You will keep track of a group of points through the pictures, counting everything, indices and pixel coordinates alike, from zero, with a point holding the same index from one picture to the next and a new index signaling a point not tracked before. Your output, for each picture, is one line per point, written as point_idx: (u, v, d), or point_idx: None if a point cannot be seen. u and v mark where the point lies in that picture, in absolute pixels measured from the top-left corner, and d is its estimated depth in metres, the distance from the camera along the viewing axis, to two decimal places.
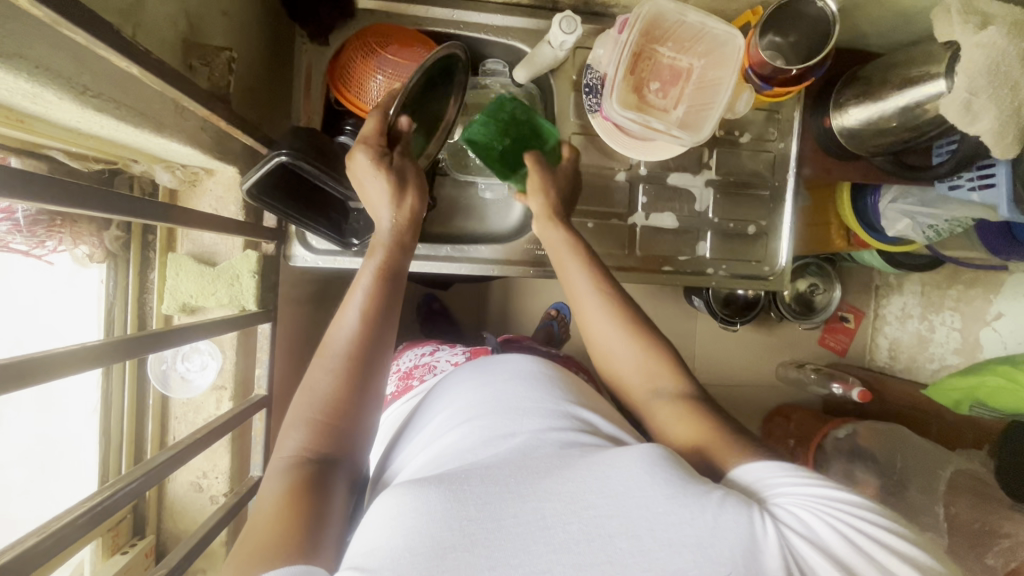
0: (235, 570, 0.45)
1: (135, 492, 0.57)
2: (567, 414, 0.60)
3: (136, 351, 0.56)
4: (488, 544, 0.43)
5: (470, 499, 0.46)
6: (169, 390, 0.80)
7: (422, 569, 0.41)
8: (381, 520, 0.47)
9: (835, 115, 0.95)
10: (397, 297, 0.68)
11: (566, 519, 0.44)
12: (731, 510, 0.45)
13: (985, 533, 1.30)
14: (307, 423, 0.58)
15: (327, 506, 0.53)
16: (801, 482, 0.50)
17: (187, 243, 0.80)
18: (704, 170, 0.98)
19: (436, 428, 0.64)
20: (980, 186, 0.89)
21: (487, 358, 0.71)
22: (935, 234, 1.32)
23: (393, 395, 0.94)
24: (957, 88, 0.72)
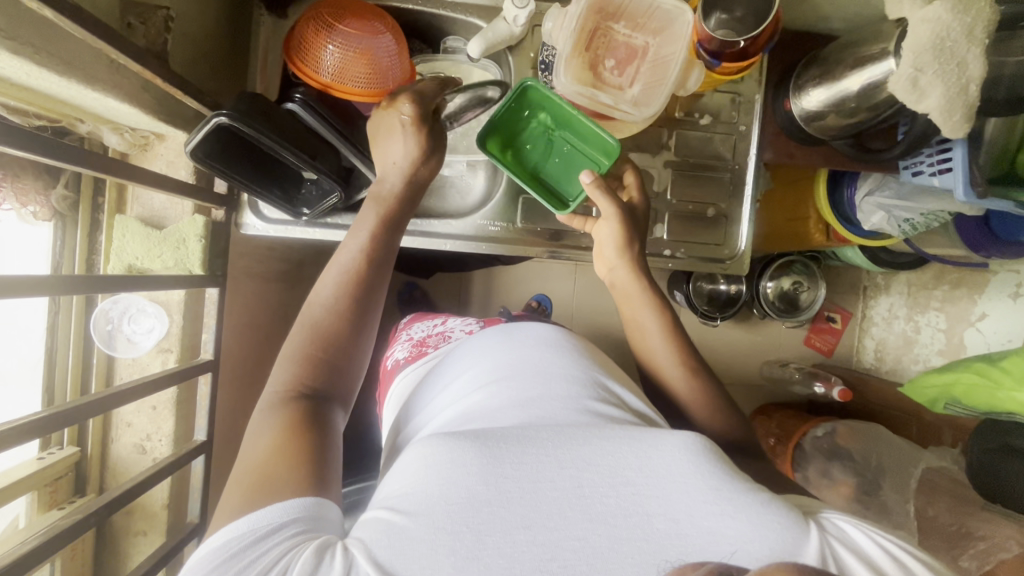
0: (242, 492, 0.54)
1: (51, 427, 0.60)
2: (598, 392, 0.69)
3: (87, 288, 0.60)
4: (524, 504, 0.53)
5: (506, 460, 0.55)
6: (114, 349, 0.80)
7: (464, 520, 0.51)
8: (418, 468, 0.56)
9: (794, 98, 0.94)
10: (388, 259, 0.77)
11: (604, 492, 0.55)
12: (774, 516, 0.54)
13: (962, 535, 1.26)
14: (301, 357, 0.68)
15: (321, 440, 0.61)
16: (858, 520, 0.60)
17: (137, 206, 0.81)
18: (663, 151, 0.97)
19: (465, 389, 0.73)
20: (940, 170, 0.89)
21: (514, 327, 0.80)
22: (911, 228, 1.31)
23: (406, 359, 1.06)
24: (903, 65, 0.72)
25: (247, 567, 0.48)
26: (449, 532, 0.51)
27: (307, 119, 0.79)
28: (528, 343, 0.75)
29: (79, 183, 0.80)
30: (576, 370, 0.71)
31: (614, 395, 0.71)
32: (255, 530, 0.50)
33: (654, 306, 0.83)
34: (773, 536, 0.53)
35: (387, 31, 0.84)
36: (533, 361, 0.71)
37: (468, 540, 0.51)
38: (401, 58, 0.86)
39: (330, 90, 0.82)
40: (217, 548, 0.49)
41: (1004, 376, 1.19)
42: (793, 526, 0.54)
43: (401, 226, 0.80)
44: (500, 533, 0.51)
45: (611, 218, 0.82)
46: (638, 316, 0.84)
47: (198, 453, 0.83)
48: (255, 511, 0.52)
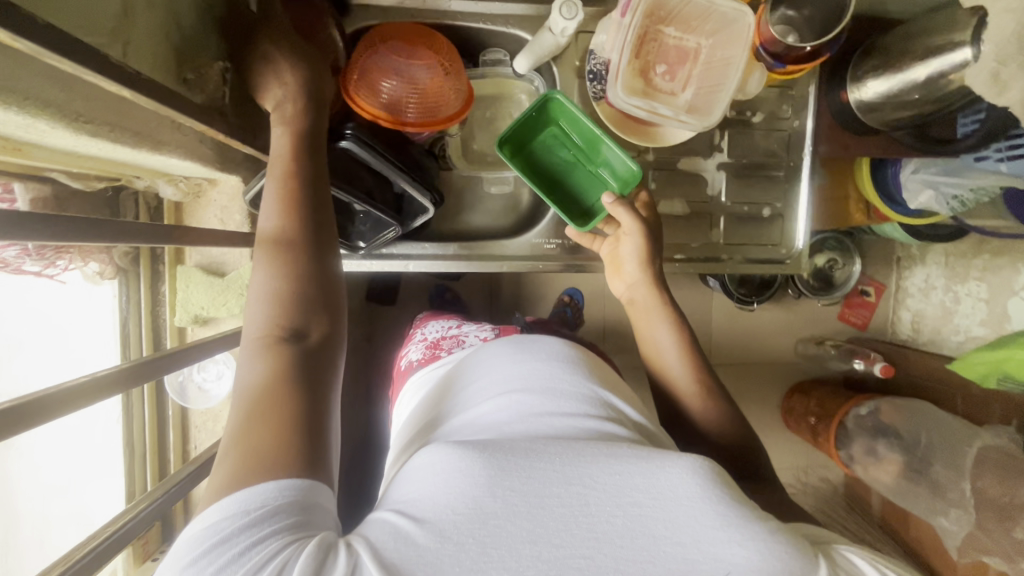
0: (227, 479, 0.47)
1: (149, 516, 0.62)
2: (595, 407, 0.65)
3: (152, 374, 0.58)
4: (530, 518, 0.47)
5: (513, 470, 0.49)
6: (186, 401, 0.82)
7: (467, 531, 0.46)
8: (424, 479, 0.51)
9: (852, 89, 0.91)
10: (320, 174, 0.64)
11: (610, 511, 0.48)
12: (779, 544, 0.47)
13: (1014, 507, 1.25)
14: (269, 300, 0.56)
15: (311, 407, 0.53)
16: (871, 552, 0.54)
17: (195, 254, 0.80)
18: (716, 154, 0.94)
19: (476, 400, 0.69)
20: (1008, 157, 0.85)
21: (527, 339, 0.76)
22: (960, 204, 1.27)
23: (420, 361, 1.05)
24: (985, 57, 0.69)
25: (232, 562, 0.43)
26: (453, 544, 0.45)
27: (362, 155, 0.78)
28: (538, 357, 0.72)
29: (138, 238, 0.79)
30: (582, 387, 0.68)
31: (619, 411, 0.67)
32: (240, 514, 0.44)
33: (668, 311, 0.81)
34: (786, 568, 0.47)
35: (440, 56, 0.82)
36: (542, 374, 0.68)
37: (471, 553, 0.45)
38: (455, 83, 0.84)
39: (384, 121, 0.80)
40: (202, 532, 0.44)
41: None
42: (805, 564, 0.48)
43: (320, 150, 0.65)
44: (504, 547, 0.45)
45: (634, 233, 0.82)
46: (646, 315, 0.82)
47: None
48: (237, 491, 0.46)
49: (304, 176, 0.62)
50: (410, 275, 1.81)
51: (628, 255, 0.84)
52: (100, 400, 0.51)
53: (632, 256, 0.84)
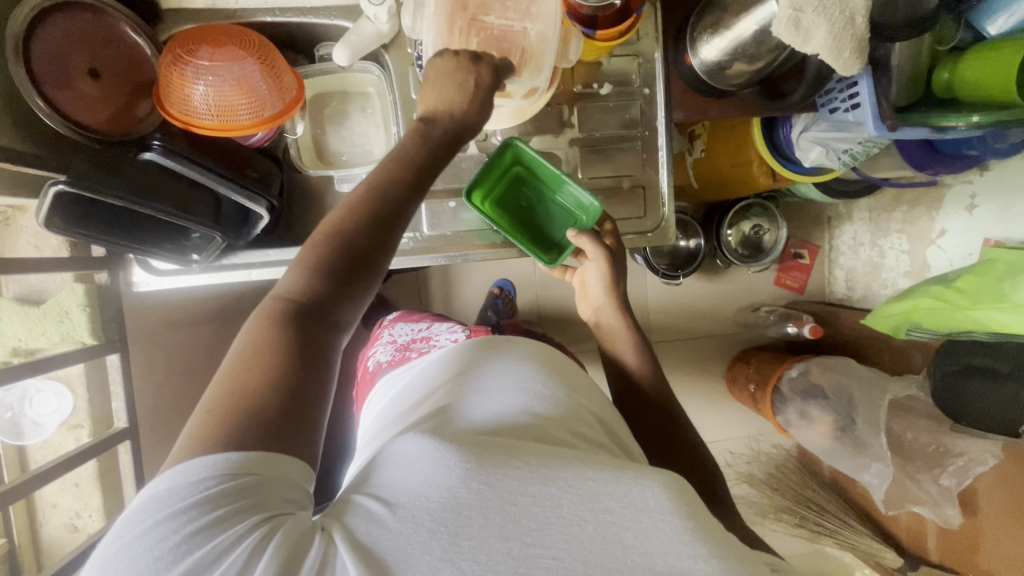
0: (204, 422, 0.46)
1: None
2: (563, 411, 0.64)
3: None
4: (502, 512, 0.47)
5: (488, 463, 0.49)
6: (20, 437, 0.78)
7: (441, 520, 0.46)
8: (402, 467, 0.51)
9: (692, 52, 0.88)
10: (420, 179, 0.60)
11: (582, 516, 0.47)
12: (745, 572, 0.47)
13: (941, 453, 1.31)
14: (307, 264, 0.54)
15: (292, 372, 0.49)
16: None
17: (15, 284, 0.78)
18: (567, 129, 0.92)
19: (448, 394, 0.68)
20: (852, 104, 0.84)
21: (499, 344, 0.75)
22: (851, 158, 1.27)
23: (389, 362, 1.01)
24: (783, 6, 0.67)
25: (192, 545, 0.41)
26: (425, 531, 0.45)
27: (171, 167, 0.74)
28: (510, 361, 0.70)
29: None
30: (554, 390, 0.67)
31: (585, 414, 0.67)
32: (208, 479, 0.43)
33: (633, 334, 0.85)
34: None
35: (253, 52, 0.78)
36: (518, 377, 0.67)
37: (442, 541, 0.45)
38: (279, 81, 0.80)
39: (217, 129, 0.78)
40: (161, 497, 0.43)
41: (959, 296, 1.19)
42: None
43: (422, 174, 0.60)
44: (475, 538, 0.45)
45: (596, 259, 0.86)
46: (614, 335, 0.86)
47: None
48: (204, 454, 0.44)
49: (398, 180, 0.58)
50: None
51: (595, 280, 0.88)
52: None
53: (597, 280, 0.87)
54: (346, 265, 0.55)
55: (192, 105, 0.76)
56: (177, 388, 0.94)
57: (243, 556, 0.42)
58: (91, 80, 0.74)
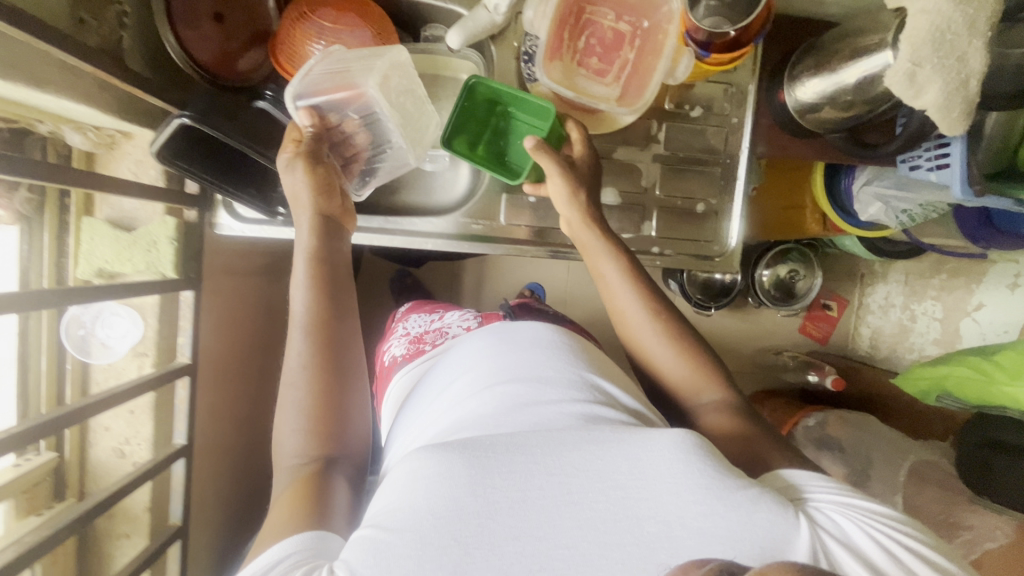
0: (260, 548, 0.57)
1: (43, 432, 0.62)
2: (580, 394, 0.67)
3: (46, 303, 0.59)
4: (511, 514, 0.53)
5: (494, 468, 0.54)
6: (87, 355, 0.78)
7: (449, 534, 0.51)
8: (407, 482, 0.55)
9: (788, 89, 0.90)
10: (342, 289, 0.74)
11: (594, 497, 0.54)
12: (761, 512, 0.54)
13: (948, 525, 1.26)
14: (303, 429, 0.67)
15: (323, 494, 0.62)
16: (842, 499, 0.60)
17: (106, 207, 0.78)
18: (652, 144, 0.94)
19: (460, 391, 0.71)
20: (938, 166, 0.86)
21: (511, 329, 0.77)
22: (909, 219, 1.27)
23: (403, 357, 0.98)
24: (901, 58, 0.68)
25: None
26: (434, 547, 0.50)
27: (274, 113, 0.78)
28: (523, 347, 0.73)
29: None
30: (567, 374, 0.69)
31: (609, 395, 0.69)
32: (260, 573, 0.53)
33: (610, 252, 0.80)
34: (757, 533, 0.53)
35: (375, 23, 0.81)
36: (529, 364, 0.70)
37: (454, 554, 0.50)
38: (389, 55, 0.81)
39: None
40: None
41: (999, 371, 1.16)
42: (782, 520, 0.54)
43: (344, 227, 0.77)
44: (488, 544, 0.51)
45: (564, 201, 0.81)
46: (593, 257, 0.81)
47: (179, 457, 0.82)
48: (277, 543, 0.56)
49: (320, 302, 0.72)
50: (370, 256, 1.78)
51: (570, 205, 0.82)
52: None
53: (574, 222, 0.82)
54: (320, 388, 0.68)
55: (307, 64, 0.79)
56: (228, 334, 0.95)
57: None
58: (215, 23, 0.75)
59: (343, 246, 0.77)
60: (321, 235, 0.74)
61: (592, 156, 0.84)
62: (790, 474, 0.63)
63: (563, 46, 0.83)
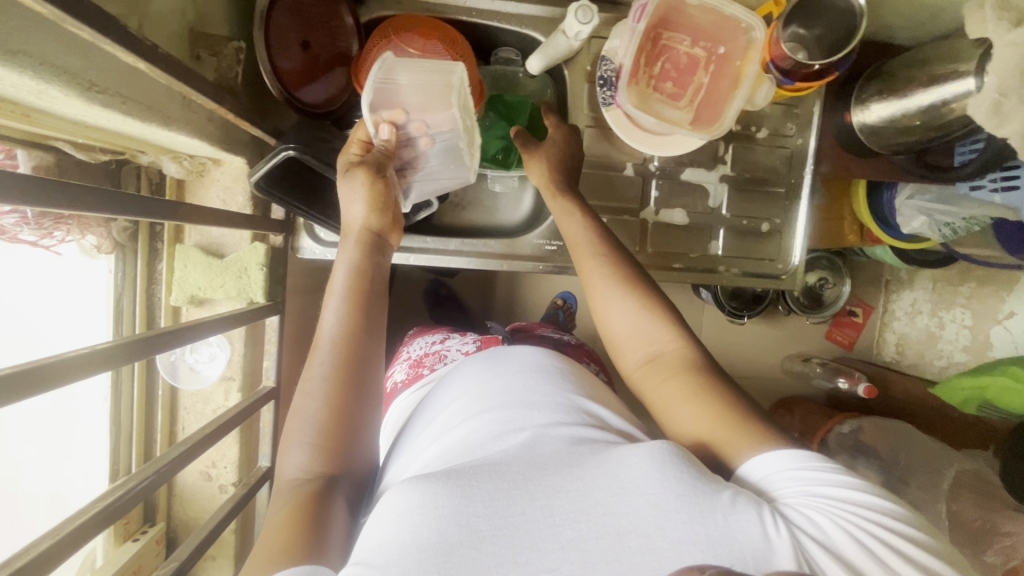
0: None
1: (147, 490, 0.59)
2: (570, 414, 0.62)
3: (134, 356, 0.55)
4: (496, 542, 0.48)
5: (476, 497, 0.50)
6: (178, 380, 0.80)
7: (429, 567, 0.46)
8: (388, 516, 0.50)
9: (855, 111, 0.92)
10: (378, 322, 0.68)
11: (574, 518, 0.49)
12: (742, 518, 0.49)
13: (987, 531, 1.29)
14: (314, 446, 0.59)
15: (322, 525, 0.54)
16: (813, 490, 0.53)
17: (195, 234, 0.80)
18: (719, 165, 0.96)
19: (444, 415, 0.67)
20: (1003, 188, 0.88)
21: (502, 352, 0.73)
22: (952, 233, 1.29)
23: (403, 382, 0.93)
24: (987, 88, 0.70)
25: None
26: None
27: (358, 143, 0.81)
28: (506, 365, 0.69)
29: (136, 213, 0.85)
30: (557, 395, 0.64)
31: (598, 418, 0.64)
32: None
33: (582, 225, 0.79)
34: (746, 543, 0.47)
35: (459, 52, 0.82)
36: (513, 385, 0.65)
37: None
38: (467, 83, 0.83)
39: None
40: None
41: None
42: (764, 525, 0.49)
43: (384, 247, 0.73)
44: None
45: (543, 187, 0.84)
46: (568, 235, 0.79)
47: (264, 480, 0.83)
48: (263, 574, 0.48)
49: (355, 323, 0.65)
50: (405, 267, 1.79)
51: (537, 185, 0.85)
52: (86, 376, 0.50)
53: (586, 241, 0.78)
54: (337, 402, 0.61)
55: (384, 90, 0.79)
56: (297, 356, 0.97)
57: None
58: (302, 51, 0.77)
59: (386, 263, 0.73)
60: (365, 252, 0.70)
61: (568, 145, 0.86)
62: (762, 460, 0.56)
63: (640, 71, 0.84)
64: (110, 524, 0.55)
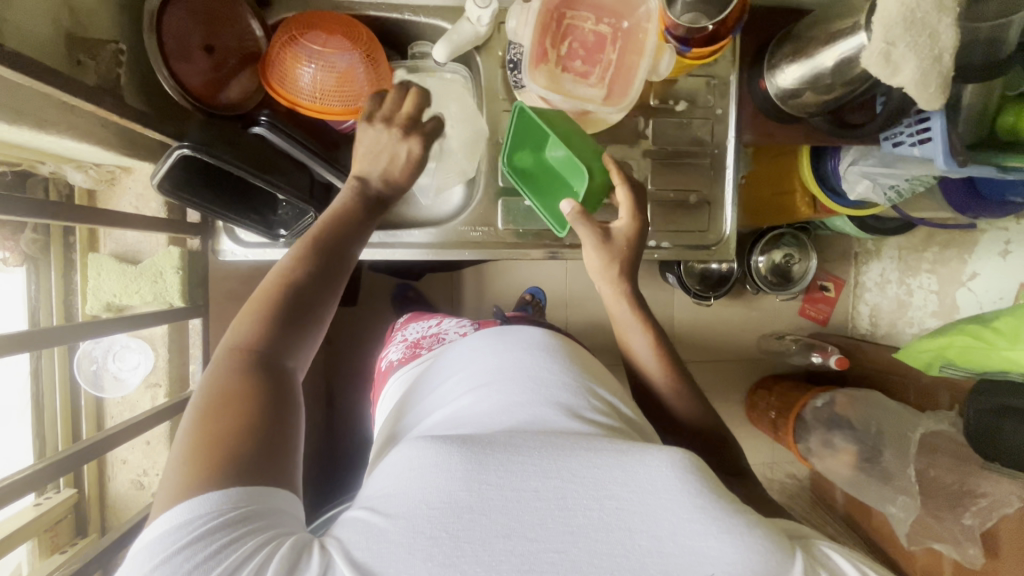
0: (196, 472, 0.49)
1: (67, 468, 0.65)
2: (584, 397, 0.64)
3: (70, 338, 0.63)
4: (506, 512, 0.48)
5: (491, 465, 0.50)
6: (101, 390, 0.92)
7: (442, 526, 0.47)
8: (400, 474, 0.52)
9: (769, 77, 0.93)
10: (339, 267, 0.69)
11: (588, 504, 0.49)
12: (758, 538, 0.48)
13: (963, 493, 1.26)
14: (256, 332, 0.60)
15: (279, 417, 0.55)
16: (849, 549, 0.55)
17: (109, 242, 0.87)
18: (641, 141, 0.97)
19: (455, 391, 0.69)
20: (919, 141, 0.89)
21: (509, 329, 0.76)
22: (897, 196, 1.28)
23: (400, 360, 0.99)
24: (875, 40, 0.71)
25: (211, 554, 0.44)
26: (426, 539, 0.46)
27: (276, 142, 0.78)
28: (518, 347, 0.71)
29: (48, 226, 0.87)
30: (568, 376, 0.66)
31: (606, 401, 0.66)
32: (232, 527, 0.46)
33: (627, 302, 0.79)
34: (759, 558, 0.47)
35: (366, 42, 0.82)
36: (525, 364, 0.67)
37: (444, 547, 0.46)
38: (377, 75, 0.83)
39: (312, 111, 0.81)
40: (168, 533, 0.45)
41: (997, 336, 1.13)
42: (781, 553, 0.48)
43: (365, 227, 0.74)
44: (479, 542, 0.46)
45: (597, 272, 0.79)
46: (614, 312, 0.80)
47: None
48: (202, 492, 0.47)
49: (317, 262, 0.67)
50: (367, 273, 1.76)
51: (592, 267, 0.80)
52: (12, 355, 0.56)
53: (626, 321, 0.80)
54: (291, 298, 0.63)
55: (293, 90, 0.80)
56: None
57: (253, 567, 0.44)
58: (205, 54, 0.77)
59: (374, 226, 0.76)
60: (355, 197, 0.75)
61: (635, 231, 0.78)
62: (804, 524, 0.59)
63: (548, 53, 0.85)
64: (26, 493, 0.59)
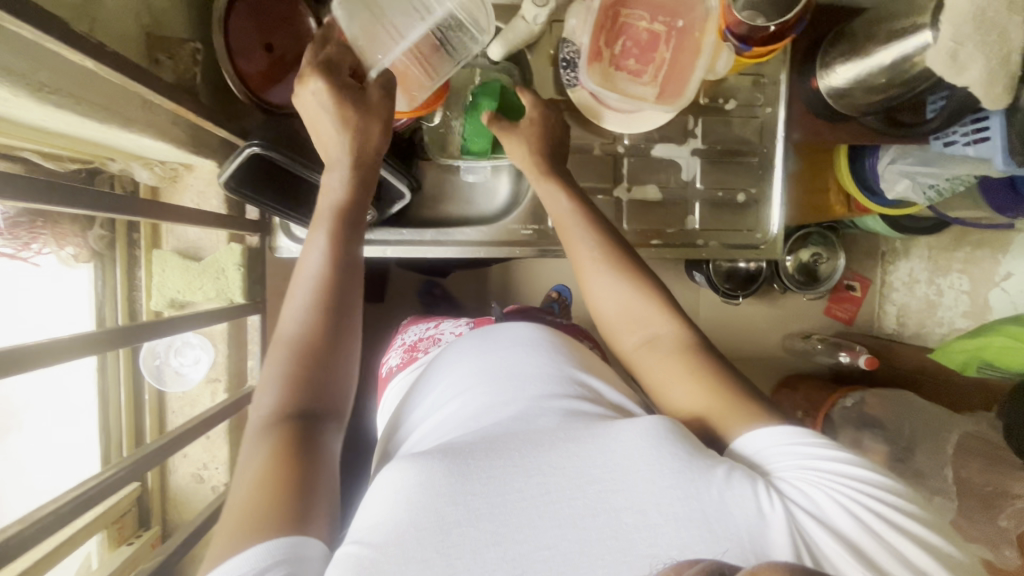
0: (233, 536, 0.48)
1: (128, 477, 0.64)
2: (569, 384, 0.63)
3: (130, 342, 0.64)
4: (493, 520, 0.48)
5: (474, 475, 0.50)
6: (164, 384, 0.96)
7: (432, 546, 0.47)
8: (385, 491, 0.51)
9: (821, 76, 0.92)
10: (353, 282, 0.68)
11: (571, 495, 0.50)
12: (737, 494, 0.49)
13: (998, 495, 1.23)
14: (281, 379, 0.60)
15: (316, 461, 0.55)
16: (832, 472, 0.53)
17: (172, 240, 0.90)
18: (689, 139, 0.97)
19: (441, 392, 0.68)
20: (975, 140, 0.88)
21: (491, 329, 0.73)
22: (937, 195, 1.26)
23: (398, 366, 0.99)
24: (943, 38, 0.69)
25: None
26: (418, 561, 0.46)
27: None
28: (500, 346, 0.69)
29: (112, 222, 0.90)
30: (550, 366, 0.65)
31: (592, 386, 0.65)
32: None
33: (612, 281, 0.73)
34: (744, 517, 0.48)
35: None
36: (507, 362, 0.65)
37: (438, 566, 0.46)
38: None
39: None
40: None
41: None
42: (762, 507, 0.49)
43: (360, 222, 0.70)
44: (470, 554, 0.47)
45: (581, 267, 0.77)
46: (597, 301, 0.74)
47: None
48: (234, 557, 0.46)
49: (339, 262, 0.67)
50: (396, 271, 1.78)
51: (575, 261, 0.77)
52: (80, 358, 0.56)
53: (626, 309, 0.71)
54: (318, 335, 0.63)
55: None
56: None
57: None
58: (266, 52, 0.78)
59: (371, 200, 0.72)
60: (358, 179, 0.70)
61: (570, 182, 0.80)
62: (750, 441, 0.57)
63: (603, 51, 0.85)
64: (83, 513, 0.59)
